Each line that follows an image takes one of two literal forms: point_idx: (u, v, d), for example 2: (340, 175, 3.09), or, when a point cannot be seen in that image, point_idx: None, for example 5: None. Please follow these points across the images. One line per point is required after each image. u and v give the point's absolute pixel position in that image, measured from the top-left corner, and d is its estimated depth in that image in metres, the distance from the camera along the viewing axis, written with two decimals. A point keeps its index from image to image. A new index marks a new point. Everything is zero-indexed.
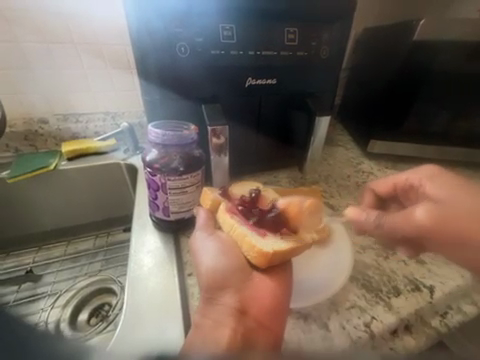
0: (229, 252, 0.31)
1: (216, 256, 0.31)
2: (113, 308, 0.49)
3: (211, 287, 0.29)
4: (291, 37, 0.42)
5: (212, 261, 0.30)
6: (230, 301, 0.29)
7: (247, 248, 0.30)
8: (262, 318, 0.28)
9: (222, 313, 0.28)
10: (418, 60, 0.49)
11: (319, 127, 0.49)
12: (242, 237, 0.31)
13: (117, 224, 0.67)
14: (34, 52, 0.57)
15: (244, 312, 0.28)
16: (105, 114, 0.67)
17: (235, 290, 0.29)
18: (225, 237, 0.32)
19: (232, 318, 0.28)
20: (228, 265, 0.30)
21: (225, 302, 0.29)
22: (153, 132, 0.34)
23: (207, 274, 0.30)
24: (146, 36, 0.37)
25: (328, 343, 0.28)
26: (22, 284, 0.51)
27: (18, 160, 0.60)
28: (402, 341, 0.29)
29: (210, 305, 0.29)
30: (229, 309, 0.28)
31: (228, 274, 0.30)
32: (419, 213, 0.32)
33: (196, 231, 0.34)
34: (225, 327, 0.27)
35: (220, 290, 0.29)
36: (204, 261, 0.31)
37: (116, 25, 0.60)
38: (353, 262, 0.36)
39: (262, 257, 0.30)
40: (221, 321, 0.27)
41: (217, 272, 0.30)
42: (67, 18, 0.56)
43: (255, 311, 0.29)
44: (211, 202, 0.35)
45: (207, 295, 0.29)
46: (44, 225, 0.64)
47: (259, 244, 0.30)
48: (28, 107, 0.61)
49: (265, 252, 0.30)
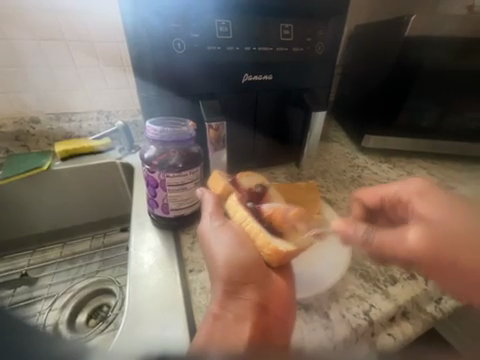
0: (245, 245, 0.31)
1: (222, 248, 0.30)
2: (113, 308, 0.49)
3: (232, 281, 0.29)
4: (286, 33, 0.42)
5: (228, 254, 0.30)
6: (252, 296, 0.29)
7: (262, 244, 0.30)
8: (280, 312, 0.29)
9: (243, 307, 0.28)
10: (410, 56, 0.50)
11: (315, 122, 0.50)
12: (256, 233, 0.31)
13: (114, 224, 0.67)
14: (23, 49, 0.55)
15: (265, 307, 0.29)
16: (99, 113, 0.66)
17: (256, 286, 0.29)
18: (237, 229, 0.32)
19: (252, 312, 0.28)
20: (249, 260, 0.30)
21: (247, 297, 0.29)
22: (151, 129, 0.34)
23: (226, 267, 0.29)
24: (141, 31, 0.36)
25: (329, 332, 0.28)
26: (17, 287, 0.50)
27: (10, 161, 0.58)
28: (400, 327, 0.30)
29: (232, 300, 0.29)
30: (251, 303, 0.29)
31: (249, 268, 0.30)
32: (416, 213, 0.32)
33: (204, 220, 0.33)
34: (247, 321, 0.28)
35: (242, 285, 0.29)
36: (219, 254, 0.30)
37: (109, 22, 0.59)
38: (351, 253, 0.37)
39: (277, 254, 0.30)
40: (242, 315, 0.28)
41: (237, 266, 0.29)
42: (57, 14, 0.55)
43: (275, 305, 0.29)
44: (222, 188, 0.36)
45: (227, 290, 0.29)
46: (38, 227, 0.62)
47: (274, 243, 0.30)
48: (18, 107, 0.60)
49: (279, 250, 0.30)
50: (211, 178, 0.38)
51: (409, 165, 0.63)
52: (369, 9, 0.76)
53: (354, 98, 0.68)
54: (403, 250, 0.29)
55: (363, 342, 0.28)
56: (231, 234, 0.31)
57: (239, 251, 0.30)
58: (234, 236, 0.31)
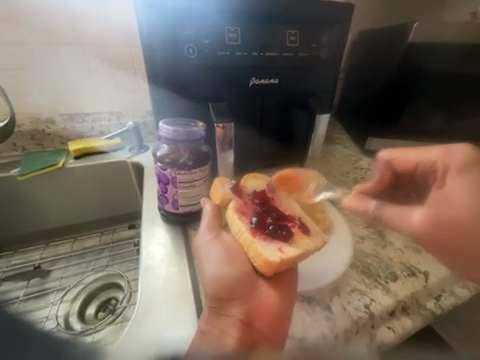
0: (233, 260, 0.32)
1: (212, 264, 0.32)
2: (121, 302, 0.50)
3: (217, 298, 0.30)
4: (292, 39, 0.44)
5: (215, 270, 0.32)
6: (236, 312, 0.30)
7: (253, 254, 0.32)
8: (265, 329, 0.29)
9: (227, 324, 0.29)
10: (413, 61, 0.52)
11: (319, 125, 0.53)
12: (248, 244, 0.32)
13: (122, 221, 0.69)
14: (42, 53, 0.58)
15: (249, 324, 0.30)
16: (111, 114, 0.69)
17: (241, 302, 0.31)
18: (228, 242, 0.34)
19: (237, 329, 0.29)
20: (236, 275, 0.31)
21: (231, 314, 0.30)
22: (164, 129, 0.36)
23: (213, 283, 0.31)
24: (155, 37, 0.39)
25: (331, 323, 0.30)
26: (31, 279, 0.53)
27: (26, 159, 0.61)
28: (400, 321, 0.31)
29: (217, 316, 0.29)
30: (235, 321, 0.29)
31: (235, 285, 0.31)
32: (415, 217, 0.32)
33: (201, 231, 0.36)
34: (230, 337, 0.28)
35: (228, 302, 0.30)
36: (209, 271, 0.32)
37: (122, 28, 0.62)
38: (353, 250, 0.38)
39: (266, 267, 0.31)
40: (225, 330, 0.28)
41: (222, 283, 0.31)
42: (75, 21, 0.58)
43: (259, 322, 0.30)
44: (221, 198, 0.38)
45: (213, 306, 0.30)
46: (50, 223, 0.65)
47: (266, 254, 0.31)
48: (35, 107, 0.63)
49: (270, 261, 0.30)
50: (213, 186, 0.40)
51: None
52: (373, 15, 0.78)
53: (358, 101, 0.69)
54: (407, 227, 0.33)
55: (364, 333, 0.30)
56: (219, 251, 0.33)
57: (226, 268, 0.32)
58: (222, 252, 0.33)
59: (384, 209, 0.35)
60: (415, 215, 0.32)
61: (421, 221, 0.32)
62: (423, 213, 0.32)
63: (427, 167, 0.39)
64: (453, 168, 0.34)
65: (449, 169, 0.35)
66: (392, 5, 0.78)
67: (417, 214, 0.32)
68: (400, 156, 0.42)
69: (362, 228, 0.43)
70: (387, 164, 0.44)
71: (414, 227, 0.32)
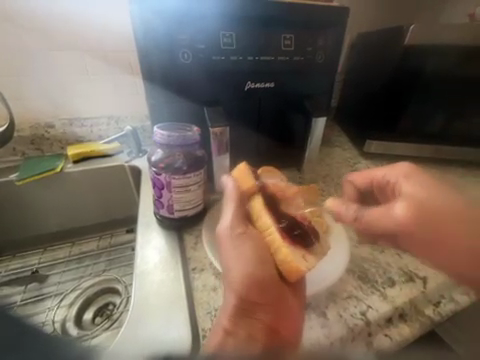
0: (263, 258, 0.31)
1: (242, 261, 0.31)
2: (118, 306, 0.50)
3: (246, 298, 0.29)
4: (287, 43, 0.44)
5: (245, 267, 0.30)
6: (264, 317, 0.29)
7: (282, 258, 0.31)
8: (290, 336, 0.28)
9: (256, 328, 0.28)
10: (411, 63, 0.52)
11: (316, 127, 0.52)
12: (280, 244, 0.31)
13: (121, 225, 0.69)
14: (43, 60, 0.59)
15: (275, 330, 0.28)
16: (109, 118, 0.69)
17: (269, 307, 0.30)
18: (256, 236, 0.33)
19: (264, 334, 0.28)
20: (265, 275, 0.31)
21: (259, 318, 0.29)
22: (159, 133, 0.36)
23: (241, 280, 0.30)
24: (151, 43, 0.39)
25: (326, 330, 0.29)
26: (28, 284, 0.53)
27: (25, 163, 0.62)
28: (398, 328, 0.30)
29: (246, 318, 0.28)
30: (263, 325, 0.28)
31: (264, 286, 0.30)
32: (398, 208, 0.34)
33: (225, 221, 0.34)
34: (258, 340, 0.27)
35: (255, 304, 0.29)
36: (237, 265, 0.30)
37: (121, 34, 0.63)
38: (350, 255, 0.38)
39: (297, 272, 0.30)
40: (254, 335, 0.27)
41: (252, 281, 0.30)
42: (75, 27, 0.59)
43: (285, 330, 0.28)
44: (249, 188, 0.37)
45: (242, 307, 0.29)
46: (48, 227, 0.65)
47: (297, 260, 0.31)
48: (34, 112, 0.63)
49: (300, 269, 0.30)
50: (238, 175, 0.39)
51: None
52: (370, 18, 0.78)
53: (356, 104, 0.69)
54: (391, 222, 0.33)
55: (360, 340, 0.29)
56: (250, 246, 0.32)
57: (257, 265, 0.31)
58: (252, 247, 0.32)
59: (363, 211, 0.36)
60: (398, 207, 0.34)
61: (404, 212, 0.33)
62: (404, 205, 0.34)
63: (382, 182, 0.41)
64: (403, 175, 0.38)
65: (401, 177, 0.38)
66: (389, 8, 0.78)
67: (398, 207, 0.34)
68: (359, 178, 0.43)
69: None
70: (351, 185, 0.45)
71: (401, 218, 0.33)
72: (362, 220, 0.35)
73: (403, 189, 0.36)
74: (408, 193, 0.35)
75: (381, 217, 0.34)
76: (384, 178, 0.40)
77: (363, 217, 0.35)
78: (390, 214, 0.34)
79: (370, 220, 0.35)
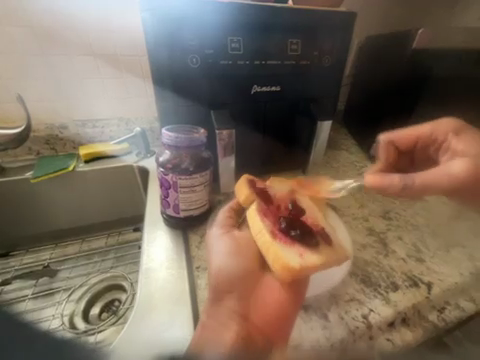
0: (241, 256, 0.36)
1: (220, 259, 0.36)
2: (124, 302, 0.51)
3: (219, 289, 0.33)
4: (293, 47, 0.45)
5: (221, 263, 0.35)
6: (232, 305, 0.33)
7: (272, 257, 0.33)
8: (261, 327, 0.32)
9: (224, 315, 0.32)
10: (423, 65, 0.50)
11: (322, 131, 0.53)
12: (269, 246, 0.33)
13: (128, 224, 0.70)
14: (59, 63, 0.62)
15: (245, 317, 0.33)
16: (120, 120, 0.72)
17: (239, 297, 0.34)
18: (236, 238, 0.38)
19: (234, 321, 0.32)
20: (240, 270, 0.35)
21: (227, 305, 0.33)
22: (166, 135, 0.38)
23: (216, 273, 0.34)
24: (161, 48, 0.41)
25: (327, 332, 0.29)
26: (39, 278, 0.55)
27: (40, 162, 0.64)
28: (400, 333, 0.30)
29: (216, 308, 0.32)
30: (232, 312, 0.32)
31: (237, 279, 0.35)
32: (457, 165, 0.38)
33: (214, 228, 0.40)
34: (229, 330, 0.31)
35: (226, 294, 0.34)
36: (216, 260, 0.35)
37: (133, 39, 0.65)
38: (353, 258, 0.38)
39: (286, 271, 0.31)
40: (223, 321, 0.31)
41: (225, 276, 0.34)
42: (90, 33, 0.62)
43: (257, 321, 0.33)
44: (245, 196, 0.39)
45: (213, 296, 0.33)
46: (60, 224, 0.68)
47: (284, 257, 0.32)
48: (49, 114, 0.66)
49: (290, 266, 0.31)
50: (239, 182, 0.42)
51: None
52: (377, 22, 0.78)
53: (363, 107, 0.69)
54: (450, 179, 0.37)
55: (361, 343, 0.29)
56: (229, 245, 0.37)
57: (230, 261, 0.35)
58: (231, 247, 0.36)
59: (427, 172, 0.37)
60: (456, 164, 0.38)
61: (462, 168, 0.37)
62: (461, 163, 0.38)
63: (427, 141, 0.47)
64: (450, 133, 0.45)
65: (452, 133, 0.45)
66: (398, 12, 0.78)
67: (458, 164, 0.38)
68: (401, 136, 0.48)
69: (363, 236, 0.42)
70: (390, 146, 0.49)
71: (455, 176, 0.37)
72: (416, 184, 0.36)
73: (457, 146, 0.43)
74: (460, 148, 0.42)
75: (439, 173, 0.37)
76: (432, 135, 0.46)
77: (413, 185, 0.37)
78: (446, 170, 0.37)
79: (419, 186, 0.36)
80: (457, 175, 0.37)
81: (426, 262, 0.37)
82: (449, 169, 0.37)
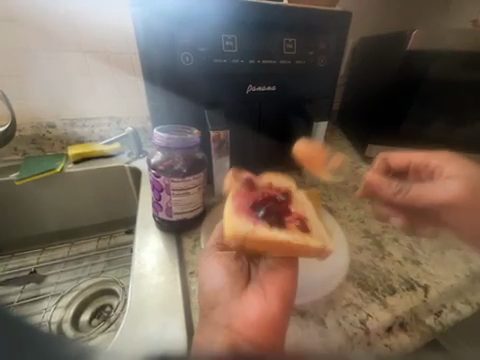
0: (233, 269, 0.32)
1: (216, 275, 0.32)
2: (115, 308, 0.50)
3: (211, 304, 0.30)
4: (289, 47, 0.44)
5: (213, 278, 0.32)
6: (223, 318, 0.28)
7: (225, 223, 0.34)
8: (248, 334, 0.26)
9: (215, 329, 0.27)
10: (416, 64, 0.51)
11: (317, 132, 0.52)
12: (228, 216, 0.34)
13: (119, 226, 0.68)
14: (46, 59, 0.60)
15: (229, 325, 0.27)
16: (111, 119, 0.69)
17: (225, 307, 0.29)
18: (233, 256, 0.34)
19: (222, 332, 0.26)
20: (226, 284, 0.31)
21: (217, 320, 0.28)
22: (158, 135, 0.36)
23: (209, 292, 0.31)
24: (152, 44, 0.39)
25: (325, 339, 0.29)
26: (26, 284, 0.52)
27: (26, 163, 0.62)
28: (398, 338, 0.30)
29: (206, 323, 0.28)
30: (219, 323, 0.27)
31: (224, 292, 0.30)
32: (452, 187, 0.37)
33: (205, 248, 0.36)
34: (218, 340, 0.25)
35: (212, 308, 0.29)
36: (210, 282, 0.31)
37: (124, 35, 0.63)
38: (349, 261, 0.37)
39: (235, 236, 0.32)
40: (214, 336, 0.26)
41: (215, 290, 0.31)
42: (78, 28, 0.59)
43: (240, 327, 0.27)
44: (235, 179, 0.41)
45: (205, 314, 0.29)
46: (48, 227, 0.65)
47: (236, 225, 0.32)
48: (36, 112, 0.64)
49: (234, 230, 0.32)
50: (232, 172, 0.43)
51: None
52: (371, 23, 0.78)
53: (358, 108, 0.69)
54: (430, 199, 0.38)
55: (359, 350, 0.28)
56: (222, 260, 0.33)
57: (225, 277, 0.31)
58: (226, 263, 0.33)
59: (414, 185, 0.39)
60: (451, 186, 0.38)
61: (456, 190, 0.37)
62: (456, 183, 0.38)
63: (420, 165, 0.43)
64: (442, 160, 0.41)
65: (443, 161, 0.41)
66: (392, 14, 0.78)
67: (452, 185, 0.38)
68: (397, 156, 0.45)
69: (359, 239, 0.42)
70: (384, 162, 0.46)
71: (445, 198, 0.37)
72: (408, 195, 0.38)
73: (448, 171, 0.40)
74: (449, 171, 0.40)
75: (429, 193, 0.38)
76: (424, 162, 0.42)
77: (407, 195, 0.38)
78: (441, 188, 0.38)
79: (412, 197, 0.38)
80: (446, 197, 0.37)
81: (422, 264, 0.37)
82: (438, 189, 0.38)
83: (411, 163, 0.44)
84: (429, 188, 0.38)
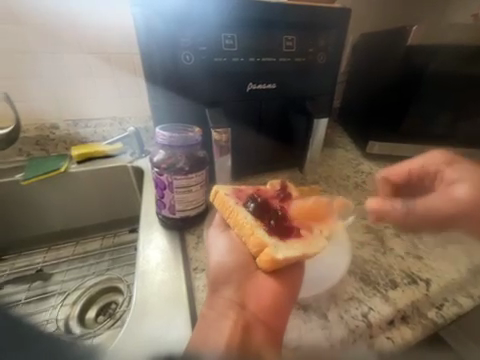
0: (237, 249, 0.35)
1: (220, 254, 0.35)
2: (121, 306, 0.51)
3: (215, 281, 0.33)
4: (289, 44, 0.45)
5: (218, 257, 0.34)
6: (229, 294, 0.32)
7: (217, 198, 0.39)
8: (261, 315, 0.30)
9: (223, 305, 0.31)
10: (416, 61, 0.51)
11: (318, 129, 0.53)
12: (222, 197, 0.38)
13: (123, 225, 0.69)
14: (48, 61, 0.60)
15: (243, 305, 0.31)
16: (113, 120, 0.70)
17: (235, 287, 0.33)
18: (235, 238, 0.36)
19: (232, 311, 0.30)
20: (233, 264, 0.34)
21: (224, 295, 0.32)
22: (161, 134, 0.37)
23: (214, 270, 0.34)
24: (153, 44, 0.39)
25: (327, 332, 0.29)
26: (32, 283, 0.53)
27: (30, 163, 0.63)
28: (400, 331, 0.30)
29: (213, 297, 0.31)
30: (230, 302, 0.31)
31: (232, 272, 0.33)
32: (460, 192, 0.38)
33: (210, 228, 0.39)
34: (228, 317, 0.30)
35: (222, 284, 0.33)
36: (214, 258, 0.35)
37: (125, 36, 0.64)
38: (352, 257, 0.37)
39: (222, 204, 0.38)
40: (223, 312, 0.30)
41: (222, 268, 0.33)
42: (80, 29, 0.60)
43: (252, 307, 0.31)
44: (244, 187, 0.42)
45: (211, 288, 0.32)
46: (54, 226, 0.66)
47: (226, 196, 0.38)
48: (41, 114, 0.65)
49: (221, 196, 0.38)
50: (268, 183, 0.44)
51: None
52: (371, 19, 0.78)
53: (359, 105, 0.69)
54: (456, 206, 0.37)
55: (361, 343, 0.29)
56: (227, 240, 0.36)
57: (229, 256, 0.34)
58: (229, 244, 0.35)
59: (409, 203, 0.40)
60: (460, 190, 0.38)
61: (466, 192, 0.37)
62: (465, 188, 0.38)
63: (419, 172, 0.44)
64: (442, 164, 0.42)
65: (443, 165, 0.42)
66: (393, 9, 0.78)
67: (461, 189, 0.38)
68: (393, 171, 0.45)
69: (361, 234, 0.42)
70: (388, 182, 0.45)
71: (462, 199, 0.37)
72: (416, 210, 0.39)
73: (448, 176, 0.41)
74: (448, 175, 0.41)
75: (445, 203, 0.38)
76: (423, 167, 0.43)
77: (414, 209, 0.39)
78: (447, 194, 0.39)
79: (421, 211, 0.39)
80: (459, 202, 0.37)
81: (424, 258, 0.38)
82: (448, 196, 0.38)
83: (412, 172, 0.44)
84: (439, 195, 0.39)
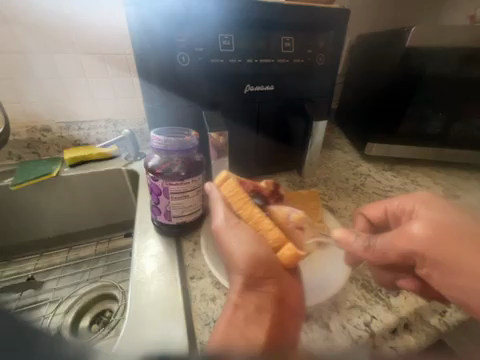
0: (264, 241, 0.32)
1: (246, 244, 0.31)
2: (115, 314, 0.49)
3: (253, 276, 0.30)
4: (287, 45, 0.44)
5: (248, 248, 0.30)
6: (272, 288, 0.30)
7: (226, 189, 0.35)
8: (295, 305, 0.30)
9: (264, 299, 0.29)
10: (413, 64, 0.50)
11: (317, 131, 0.51)
12: (237, 192, 0.35)
13: (119, 229, 0.68)
14: (39, 61, 0.58)
15: (281, 299, 0.30)
16: (107, 122, 0.68)
17: (276, 279, 0.31)
18: (252, 228, 0.33)
19: (271, 304, 0.29)
20: (267, 257, 0.31)
21: (266, 289, 0.30)
22: (155, 138, 0.35)
23: (248, 261, 0.30)
24: (148, 44, 0.38)
25: (330, 343, 0.28)
26: (23, 291, 0.51)
27: (21, 167, 0.61)
28: (403, 340, 0.29)
29: (252, 292, 0.30)
30: (270, 295, 0.30)
31: (270, 264, 0.31)
32: (415, 228, 0.28)
33: (217, 219, 0.34)
34: (267, 312, 0.28)
35: (262, 278, 0.30)
36: (239, 249, 0.31)
37: (119, 37, 0.62)
38: (352, 263, 0.37)
39: (235, 196, 0.35)
40: (262, 305, 0.29)
41: (259, 261, 0.30)
42: (71, 29, 0.58)
43: (290, 299, 0.30)
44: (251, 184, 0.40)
45: (248, 282, 0.30)
46: (46, 232, 0.64)
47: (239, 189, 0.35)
48: (31, 116, 0.63)
49: (231, 188, 0.35)
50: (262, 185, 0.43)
51: (414, 172, 0.62)
52: (368, 21, 0.78)
53: (357, 106, 0.68)
54: (412, 242, 0.28)
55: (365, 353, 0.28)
56: (249, 231, 0.32)
57: (261, 247, 0.31)
58: (250, 234, 0.32)
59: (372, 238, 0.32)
60: (414, 226, 0.28)
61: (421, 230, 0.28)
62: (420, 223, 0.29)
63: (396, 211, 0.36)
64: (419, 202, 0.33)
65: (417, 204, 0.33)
66: (390, 10, 0.78)
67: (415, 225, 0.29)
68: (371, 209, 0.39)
69: None
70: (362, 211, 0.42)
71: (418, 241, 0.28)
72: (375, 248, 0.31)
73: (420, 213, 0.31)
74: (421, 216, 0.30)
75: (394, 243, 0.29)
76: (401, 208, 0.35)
77: (377, 242, 0.32)
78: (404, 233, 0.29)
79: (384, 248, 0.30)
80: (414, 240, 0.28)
81: None
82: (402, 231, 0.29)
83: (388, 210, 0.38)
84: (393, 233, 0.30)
